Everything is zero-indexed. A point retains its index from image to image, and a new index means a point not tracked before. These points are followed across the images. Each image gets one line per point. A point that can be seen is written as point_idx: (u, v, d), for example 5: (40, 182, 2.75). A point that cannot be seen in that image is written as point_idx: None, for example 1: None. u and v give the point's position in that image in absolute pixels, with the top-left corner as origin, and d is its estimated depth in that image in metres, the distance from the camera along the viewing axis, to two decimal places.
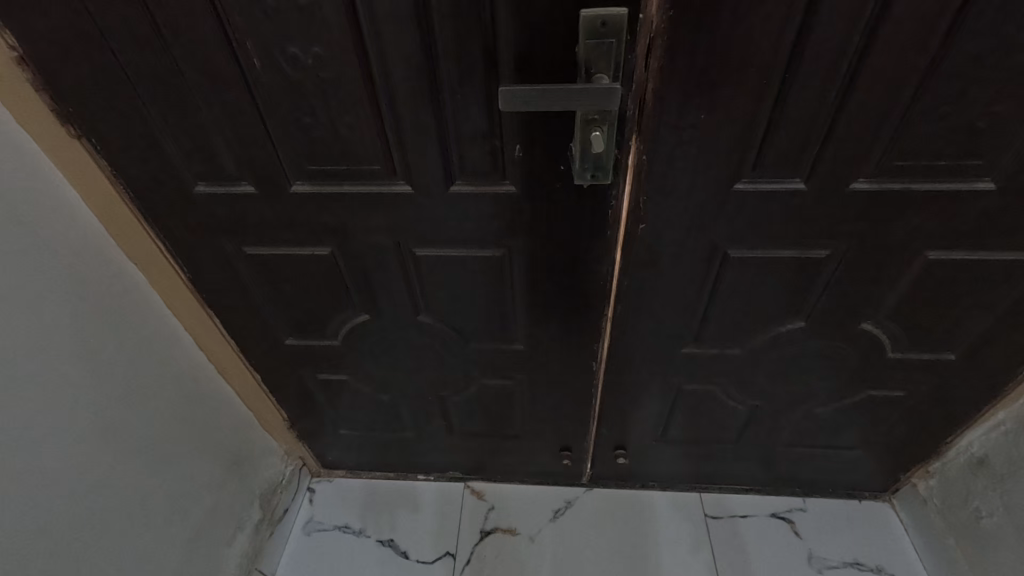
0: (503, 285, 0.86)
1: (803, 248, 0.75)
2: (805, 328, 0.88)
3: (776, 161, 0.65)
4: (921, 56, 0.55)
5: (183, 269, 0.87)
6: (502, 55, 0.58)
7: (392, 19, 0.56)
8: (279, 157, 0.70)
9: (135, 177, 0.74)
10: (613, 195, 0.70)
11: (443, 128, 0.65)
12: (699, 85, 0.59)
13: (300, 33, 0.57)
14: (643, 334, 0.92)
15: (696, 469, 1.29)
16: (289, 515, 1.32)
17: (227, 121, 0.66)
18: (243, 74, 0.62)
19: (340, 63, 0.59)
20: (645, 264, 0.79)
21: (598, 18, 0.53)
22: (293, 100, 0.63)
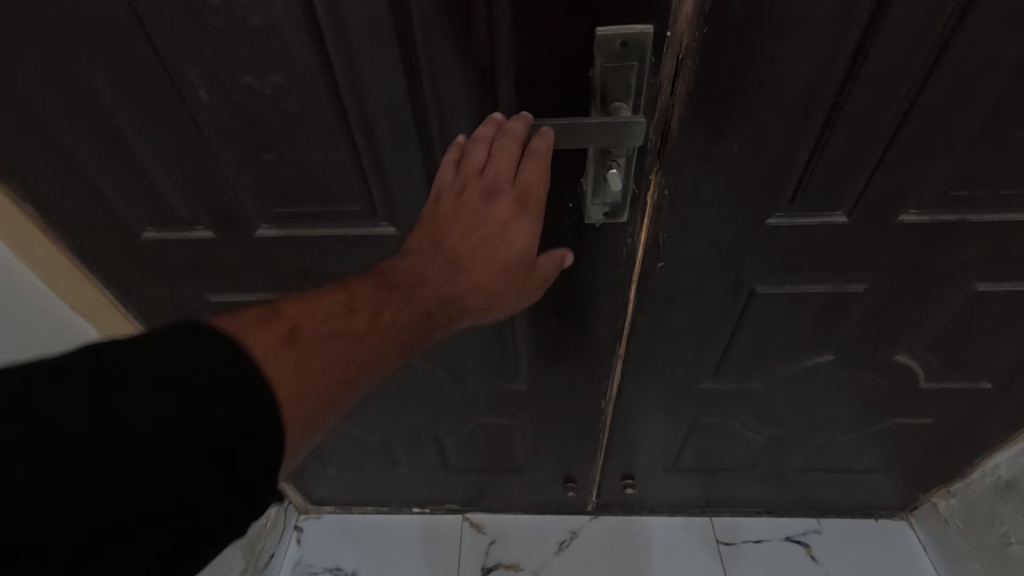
0: (503, 326, 0.77)
1: (839, 283, 0.67)
2: (833, 360, 0.80)
3: (817, 193, 0.57)
4: (996, 76, 0.47)
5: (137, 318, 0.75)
6: (501, 82, 0.48)
7: (364, 42, 0.46)
8: (240, 198, 0.59)
9: (68, 226, 0.63)
10: (629, 233, 0.62)
11: (431, 164, 0.56)
12: (733, 112, 0.50)
13: (254, 60, 0.47)
14: (657, 370, 0.84)
15: (707, 495, 1.22)
16: (276, 558, 1.25)
17: (173, 160, 0.56)
18: (188, 107, 0.51)
19: (306, 95, 0.50)
20: (661, 301, 0.71)
21: (618, 38, 0.45)
22: (252, 136, 0.53)
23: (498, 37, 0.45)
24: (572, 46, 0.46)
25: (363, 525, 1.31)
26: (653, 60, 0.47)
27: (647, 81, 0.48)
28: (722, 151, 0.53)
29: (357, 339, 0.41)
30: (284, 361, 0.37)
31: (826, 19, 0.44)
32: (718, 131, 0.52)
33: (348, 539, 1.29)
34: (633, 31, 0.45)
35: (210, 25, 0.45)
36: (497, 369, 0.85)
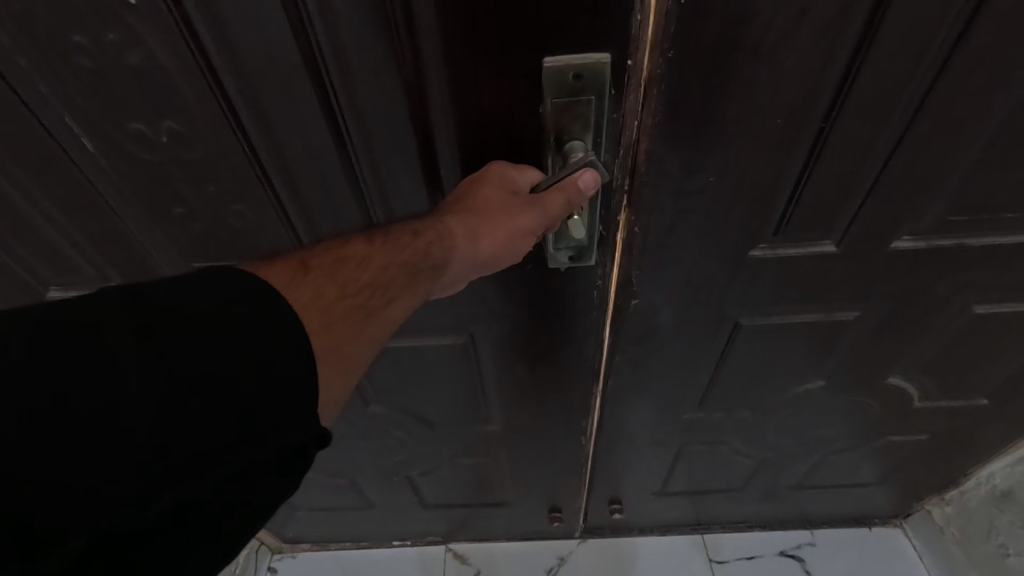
0: (468, 371, 0.70)
1: (829, 311, 0.62)
2: (824, 385, 0.75)
3: (804, 224, 0.51)
4: (1002, 95, 0.41)
5: None
6: (437, 122, 0.42)
7: (268, 82, 0.40)
8: (154, 251, 0.53)
9: None
10: (600, 277, 0.56)
11: (369, 211, 0.49)
12: (708, 143, 0.44)
13: (141, 106, 0.41)
14: (638, 403, 0.78)
15: (698, 513, 1.18)
16: None
17: (71, 213, 0.50)
18: (78, 158, 0.45)
19: (208, 140, 0.43)
20: (639, 339, 0.65)
21: (569, 70, 0.39)
22: (158, 187, 0.47)
23: (426, 72, 0.39)
24: (516, 83, 0.40)
25: (341, 563, 1.25)
26: (614, 93, 0.41)
27: (609, 115, 0.42)
28: (697, 186, 0.47)
29: (379, 273, 0.38)
30: (306, 283, 0.35)
31: (795, 43, 0.38)
32: (694, 163, 0.45)
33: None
34: (587, 62, 0.39)
35: (82, 68, 0.39)
36: (467, 413, 0.79)
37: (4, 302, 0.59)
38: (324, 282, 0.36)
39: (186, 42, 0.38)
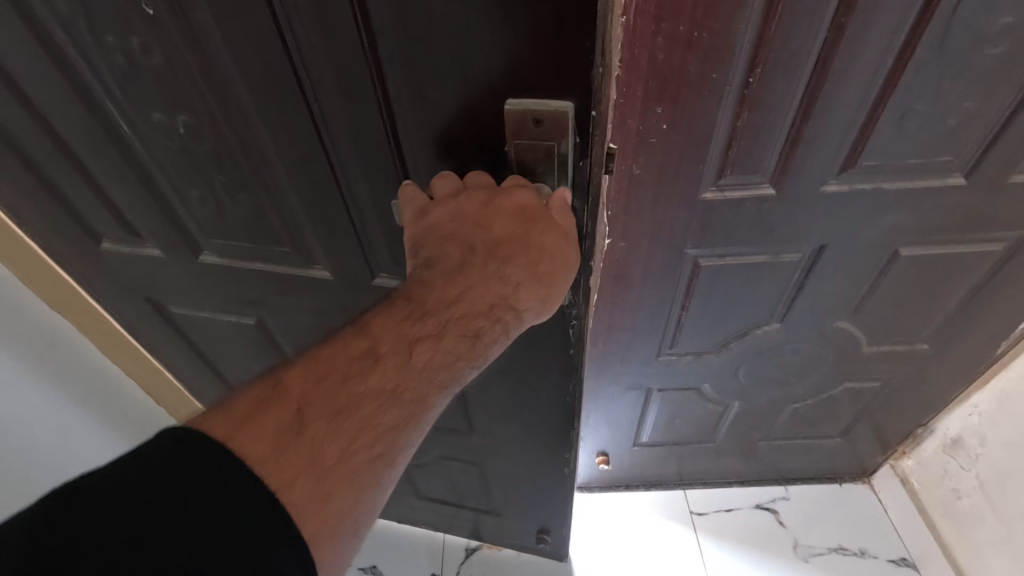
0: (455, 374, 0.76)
1: (776, 252, 0.72)
2: (781, 328, 0.85)
3: (745, 167, 0.62)
4: (892, 54, 0.51)
5: (102, 309, 0.76)
6: (411, 142, 0.45)
7: (264, 91, 0.44)
8: (177, 223, 0.60)
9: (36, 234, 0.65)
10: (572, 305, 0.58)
11: (356, 210, 0.53)
12: (660, 93, 0.54)
13: (162, 99, 0.46)
14: (618, 345, 0.88)
15: (680, 468, 1.28)
16: None
17: (112, 182, 0.56)
18: (117, 137, 0.51)
19: (218, 133, 0.48)
20: (614, 278, 0.76)
21: (530, 114, 0.40)
22: (179, 170, 0.53)
23: (398, 97, 0.42)
24: (479, 115, 0.42)
25: None
26: (576, 138, 0.42)
27: (573, 160, 0.43)
28: (652, 132, 0.58)
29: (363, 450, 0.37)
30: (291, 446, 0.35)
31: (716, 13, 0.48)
32: (649, 110, 0.56)
33: None
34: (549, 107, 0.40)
35: (119, 64, 0.44)
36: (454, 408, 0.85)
37: (62, 250, 0.66)
38: (306, 448, 0.35)
39: (198, 48, 0.42)
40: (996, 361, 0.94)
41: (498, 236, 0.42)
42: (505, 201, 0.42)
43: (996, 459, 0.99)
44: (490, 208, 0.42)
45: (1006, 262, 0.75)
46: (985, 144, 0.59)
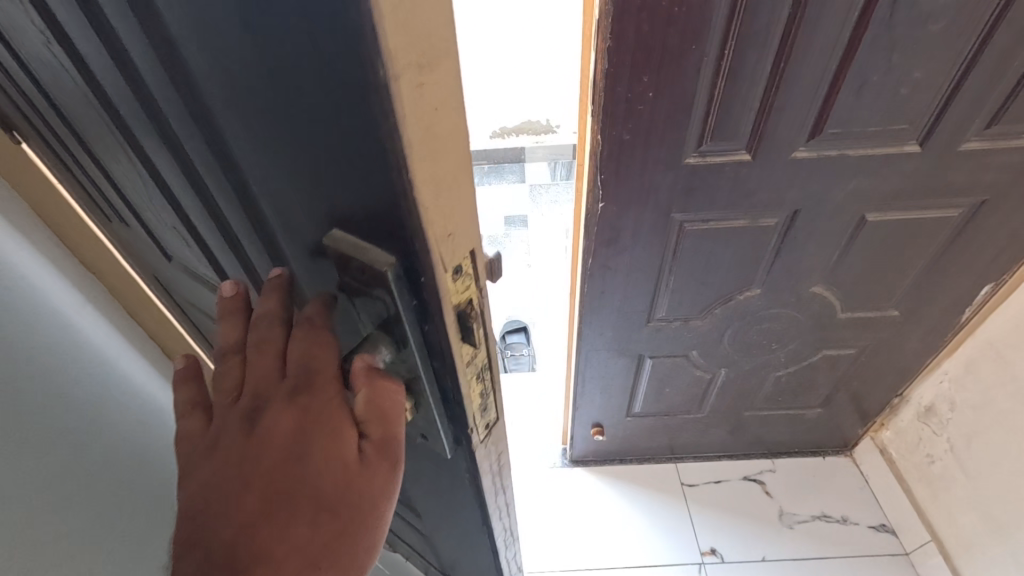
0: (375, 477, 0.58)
1: (753, 217, 0.79)
2: (761, 294, 0.92)
3: (722, 135, 0.69)
4: (846, 30, 0.59)
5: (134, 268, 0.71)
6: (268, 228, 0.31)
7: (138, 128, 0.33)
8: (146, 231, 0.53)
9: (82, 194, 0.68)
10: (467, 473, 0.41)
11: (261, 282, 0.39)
12: (645, 63, 0.62)
13: (80, 109, 0.38)
14: (611, 310, 0.95)
15: (670, 441, 1.34)
16: None
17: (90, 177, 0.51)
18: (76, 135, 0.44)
19: (132, 159, 0.38)
20: (607, 242, 0.82)
21: (349, 262, 0.26)
22: (128, 179, 0.44)
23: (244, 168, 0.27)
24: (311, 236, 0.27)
25: None
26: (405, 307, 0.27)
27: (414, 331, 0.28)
28: (639, 100, 0.65)
29: None
30: None
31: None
32: (636, 79, 0.63)
33: None
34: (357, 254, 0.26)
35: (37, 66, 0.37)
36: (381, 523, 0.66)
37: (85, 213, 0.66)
38: None
39: (77, 79, 0.34)
40: (962, 329, 1.02)
41: (253, 518, 0.28)
42: (270, 432, 0.29)
43: (966, 422, 1.06)
44: (248, 459, 0.29)
45: (963, 229, 0.82)
46: (934, 114, 0.67)
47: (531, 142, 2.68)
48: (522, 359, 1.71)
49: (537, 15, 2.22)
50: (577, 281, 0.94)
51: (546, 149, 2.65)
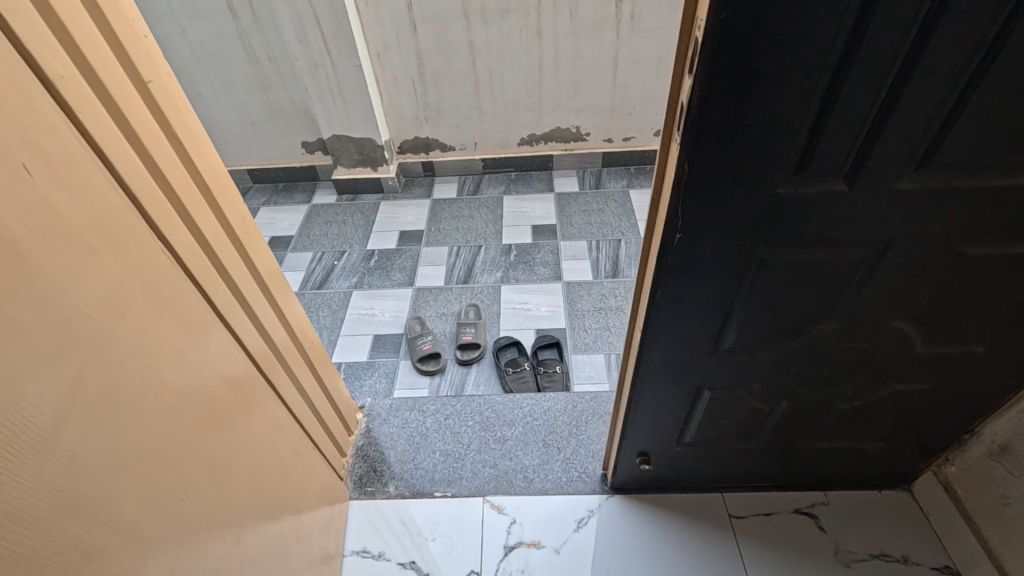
0: None
1: (840, 251, 0.74)
2: (835, 328, 0.87)
3: (820, 167, 0.63)
4: (973, 58, 0.53)
5: (151, 317, 0.70)
6: None
7: None
8: None
9: (127, 228, 0.68)
10: None
11: None
12: (744, 91, 0.56)
13: None
14: (672, 342, 0.90)
15: (719, 471, 1.29)
16: (356, 513, 1.38)
17: None
18: None
19: None
20: (678, 274, 0.77)
21: None
22: None
23: None
24: None
25: (404, 513, 1.37)
26: None
27: None
28: (733, 128, 0.59)
29: None
30: None
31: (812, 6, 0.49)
32: (733, 106, 0.58)
33: (389, 526, 1.35)
34: None
35: None
36: None
37: (105, 265, 0.63)
38: None
39: None
40: None
41: None
42: None
43: None
44: None
45: None
46: None
47: (560, 149, 2.68)
48: (554, 377, 1.75)
49: (572, 22, 2.19)
50: (641, 309, 0.89)
51: (575, 156, 2.69)
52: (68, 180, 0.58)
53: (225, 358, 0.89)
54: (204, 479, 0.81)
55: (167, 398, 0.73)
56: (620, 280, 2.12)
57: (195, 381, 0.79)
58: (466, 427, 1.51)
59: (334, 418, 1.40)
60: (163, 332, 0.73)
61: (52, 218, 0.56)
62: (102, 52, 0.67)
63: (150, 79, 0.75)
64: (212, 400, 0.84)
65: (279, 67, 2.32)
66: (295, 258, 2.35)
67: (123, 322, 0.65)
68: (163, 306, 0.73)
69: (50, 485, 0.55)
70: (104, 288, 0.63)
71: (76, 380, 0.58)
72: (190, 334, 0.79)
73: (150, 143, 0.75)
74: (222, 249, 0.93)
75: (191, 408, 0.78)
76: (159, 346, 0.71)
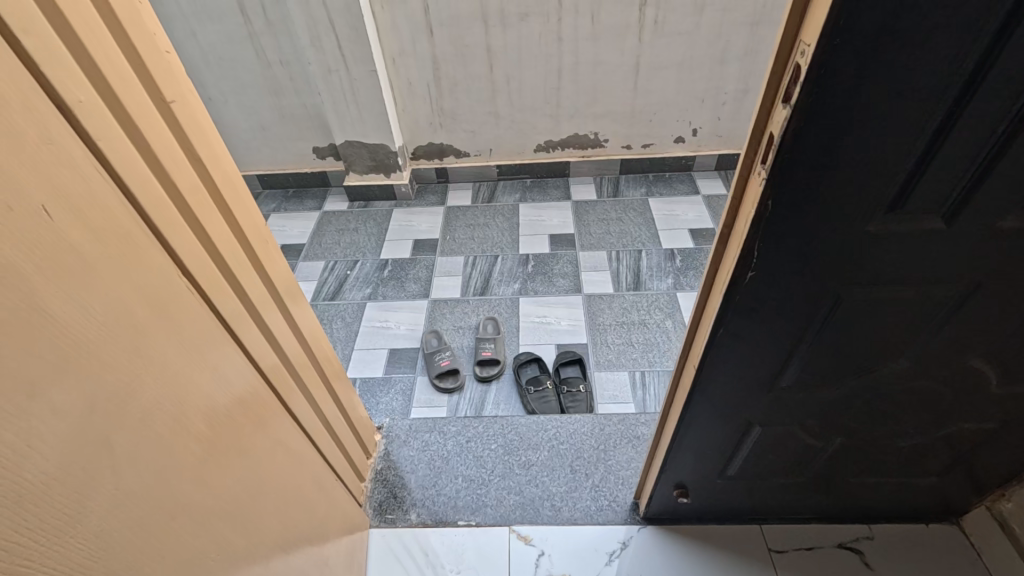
0: None
1: (926, 290, 0.67)
2: (906, 367, 0.80)
3: (917, 206, 0.57)
4: None
5: (177, 361, 0.65)
6: None
7: None
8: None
9: (152, 266, 0.62)
10: None
11: None
12: (845, 126, 0.50)
13: None
14: (727, 380, 0.84)
15: (759, 504, 1.22)
16: (377, 542, 1.32)
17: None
18: None
19: None
20: (745, 313, 0.71)
21: None
22: None
23: None
24: None
25: (427, 543, 1.31)
26: None
27: None
28: (828, 164, 0.53)
29: None
30: None
31: (942, 33, 0.43)
32: (830, 141, 0.51)
33: (412, 557, 1.29)
34: None
35: None
36: None
37: (130, 310, 0.57)
38: None
39: None
40: None
41: None
42: None
43: None
44: None
45: None
46: None
47: (578, 155, 2.61)
48: (578, 397, 1.69)
49: (593, 27, 2.12)
50: (696, 344, 0.83)
51: (592, 163, 2.62)
52: (90, 219, 0.53)
53: (251, 394, 0.83)
54: (230, 530, 0.75)
55: (194, 447, 0.67)
56: (642, 293, 2.06)
57: (221, 425, 0.74)
58: (489, 451, 1.46)
59: (354, 442, 1.35)
60: (189, 377, 0.67)
61: (74, 264, 0.50)
62: (124, 74, 0.61)
63: (173, 99, 0.70)
64: (238, 444, 0.78)
65: (291, 71, 2.27)
66: (308, 268, 2.29)
67: (149, 372, 0.59)
68: (189, 348, 0.67)
69: (71, 564, 0.50)
70: (133, 335, 0.57)
71: (106, 443, 0.53)
72: (216, 375, 0.73)
73: (172, 169, 0.69)
74: (245, 276, 0.87)
75: (217, 455, 0.72)
76: (186, 392, 0.66)
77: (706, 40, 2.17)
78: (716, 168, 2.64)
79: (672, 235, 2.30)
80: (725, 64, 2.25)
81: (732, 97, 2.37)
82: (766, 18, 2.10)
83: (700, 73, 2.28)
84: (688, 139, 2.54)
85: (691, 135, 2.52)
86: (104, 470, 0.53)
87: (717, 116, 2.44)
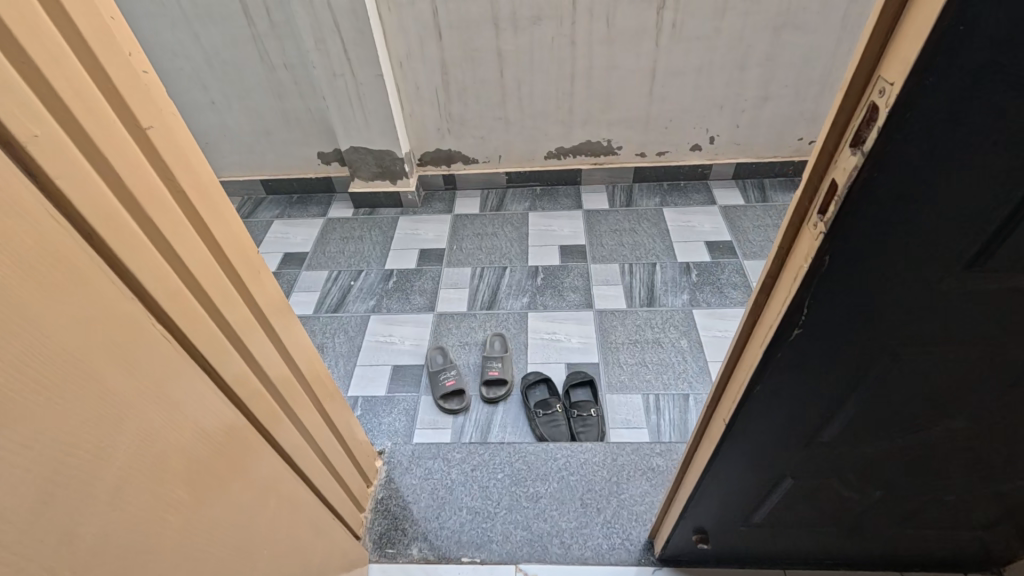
0: None
1: (999, 358, 0.57)
2: (962, 429, 0.71)
3: (1003, 274, 0.47)
4: None
5: (153, 420, 0.58)
6: None
7: None
8: None
9: (126, 315, 0.55)
10: None
11: None
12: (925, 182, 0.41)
13: None
14: (759, 434, 0.76)
15: (784, 550, 1.14)
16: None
17: None
18: None
19: None
20: (787, 369, 0.63)
21: None
22: None
23: None
24: None
25: None
26: None
27: None
28: (900, 222, 0.44)
29: None
30: None
31: None
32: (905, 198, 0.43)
33: None
34: None
35: None
36: None
37: (97, 371, 0.51)
38: None
39: None
40: None
41: None
42: None
43: None
44: None
45: None
46: None
47: (590, 163, 2.53)
48: (589, 422, 1.61)
49: (608, 30, 2.04)
50: (731, 392, 0.75)
51: (605, 170, 2.54)
52: (48, 273, 0.46)
53: (247, 440, 0.77)
54: None
55: (170, 517, 0.61)
56: (656, 309, 1.98)
57: (204, 485, 0.67)
58: (496, 482, 1.39)
59: (354, 473, 1.28)
60: (167, 436, 0.60)
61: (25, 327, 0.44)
62: (91, 102, 0.54)
63: (149, 125, 0.62)
64: (222, 501, 0.71)
65: (296, 75, 2.20)
66: (311, 278, 2.23)
67: (117, 439, 0.53)
68: (167, 404, 0.60)
69: None
70: (100, 401, 0.51)
71: (56, 534, 0.47)
72: (199, 428, 0.66)
73: (149, 204, 0.62)
74: (235, 312, 0.80)
75: (197, 518, 0.66)
76: (166, 454, 0.60)
77: (726, 44, 2.08)
78: (734, 177, 2.55)
79: (687, 248, 2.22)
80: (746, 70, 2.16)
81: (752, 105, 2.28)
82: (790, 22, 2.00)
83: (719, 79, 2.19)
84: (705, 146, 2.45)
85: (707, 143, 2.43)
86: (53, 566, 0.47)
87: (735, 123, 2.35)
